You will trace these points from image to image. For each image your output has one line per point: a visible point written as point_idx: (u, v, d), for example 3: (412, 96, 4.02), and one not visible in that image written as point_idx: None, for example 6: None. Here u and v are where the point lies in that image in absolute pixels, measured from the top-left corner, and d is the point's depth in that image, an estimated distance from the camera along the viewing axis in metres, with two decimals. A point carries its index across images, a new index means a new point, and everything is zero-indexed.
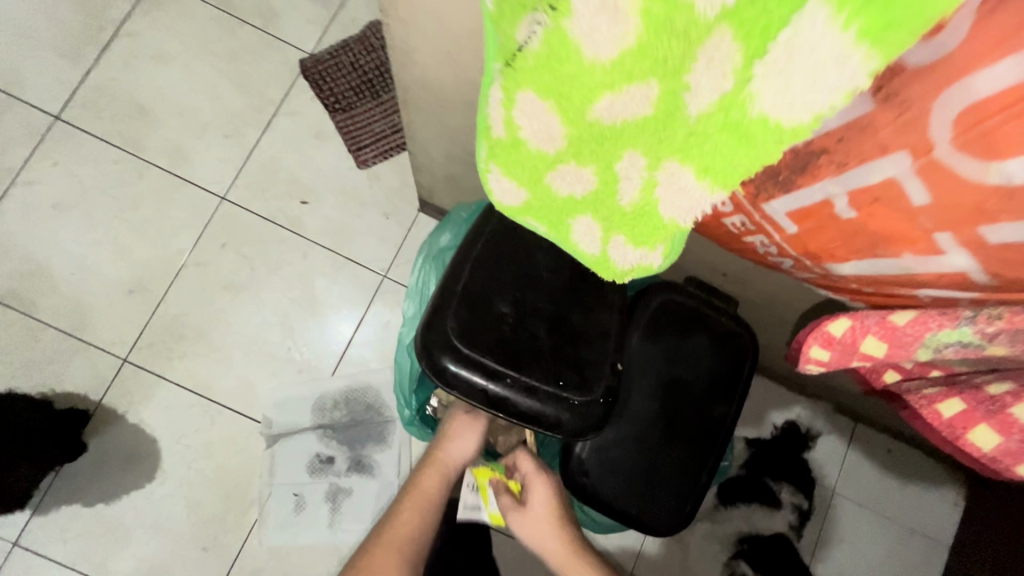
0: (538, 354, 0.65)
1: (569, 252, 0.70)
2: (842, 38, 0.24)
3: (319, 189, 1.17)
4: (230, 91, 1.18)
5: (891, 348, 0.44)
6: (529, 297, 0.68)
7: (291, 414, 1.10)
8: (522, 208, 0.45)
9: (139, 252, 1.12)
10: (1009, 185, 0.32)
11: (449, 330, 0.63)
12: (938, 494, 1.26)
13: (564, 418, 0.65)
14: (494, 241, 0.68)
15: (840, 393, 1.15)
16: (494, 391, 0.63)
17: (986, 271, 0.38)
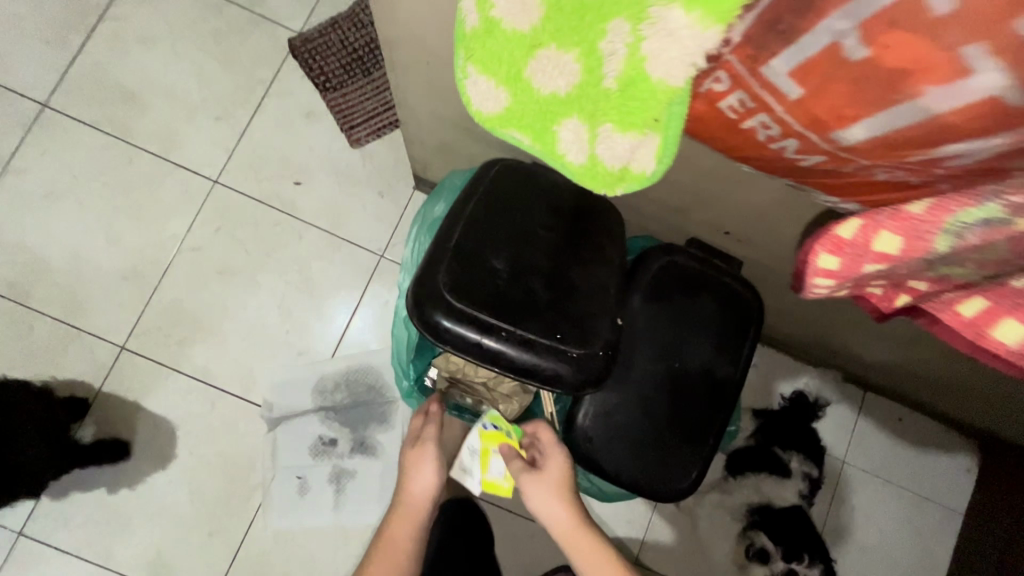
0: (534, 309, 0.63)
1: (564, 212, 0.70)
2: None
3: (312, 170, 1.15)
4: (218, 73, 1.16)
5: (908, 240, 0.39)
6: (524, 255, 0.66)
7: (291, 398, 1.09)
8: (505, 116, 0.43)
9: (133, 238, 1.10)
10: None
11: (442, 285, 0.61)
12: (950, 460, 1.25)
13: (563, 371, 0.63)
14: (488, 200, 0.67)
15: (849, 361, 1.12)
16: (490, 345, 0.61)
17: None
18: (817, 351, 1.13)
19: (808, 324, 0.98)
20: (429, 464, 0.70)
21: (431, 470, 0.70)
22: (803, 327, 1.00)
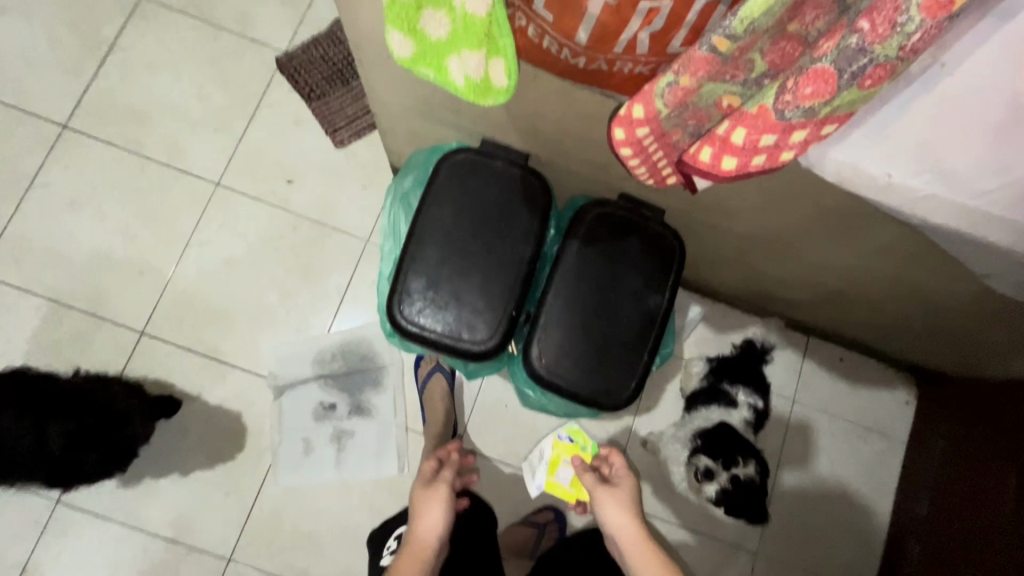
0: (469, 275, 0.85)
1: (500, 190, 0.88)
2: None
3: (302, 169, 1.31)
4: (216, 91, 1.32)
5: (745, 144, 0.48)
6: (465, 232, 0.86)
7: (293, 369, 1.23)
8: (414, 59, 0.51)
9: (147, 238, 1.25)
10: None
11: (404, 264, 0.85)
12: (890, 394, 1.38)
13: (491, 318, 0.85)
14: (438, 192, 0.87)
15: (784, 307, 1.27)
16: (438, 305, 0.84)
17: None
18: (756, 300, 1.28)
19: (738, 270, 1.13)
20: (436, 515, 0.91)
21: (437, 517, 0.90)
22: (737, 275, 1.15)
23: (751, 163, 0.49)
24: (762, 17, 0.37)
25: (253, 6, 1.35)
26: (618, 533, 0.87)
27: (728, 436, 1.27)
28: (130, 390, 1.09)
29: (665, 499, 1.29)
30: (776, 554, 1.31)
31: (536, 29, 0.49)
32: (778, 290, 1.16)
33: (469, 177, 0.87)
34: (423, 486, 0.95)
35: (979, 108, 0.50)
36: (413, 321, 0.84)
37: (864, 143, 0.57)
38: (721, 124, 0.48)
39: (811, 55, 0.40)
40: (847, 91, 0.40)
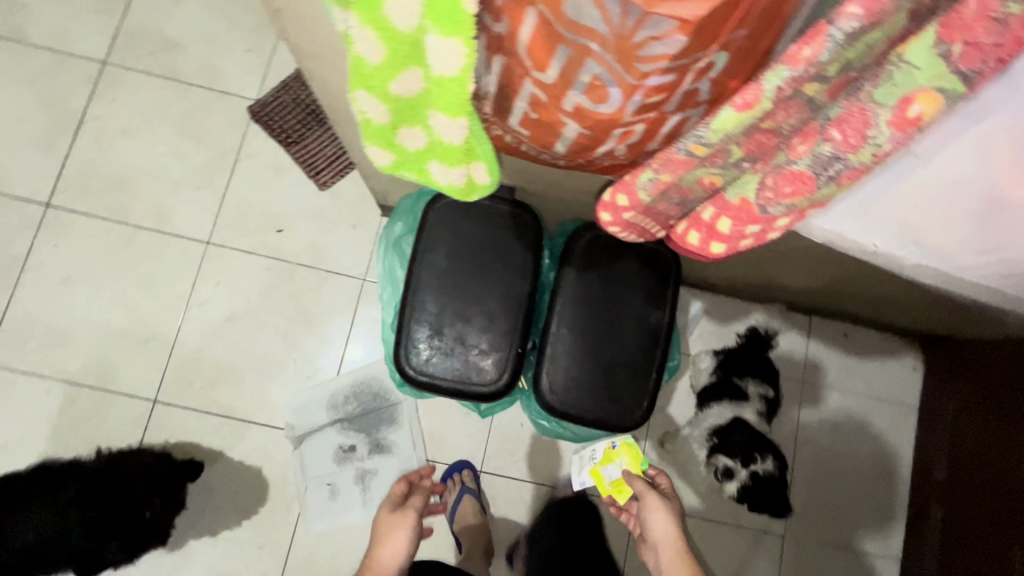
0: (471, 316, 0.86)
1: (491, 226, 0.88)
2: (448, 44, 0.36)
3: (290, 216, 1.31)
4: (193, 149, 1.32)
5: (733, 228, 0.50)
6: (462, 273, 0.87)
7: (309, 416, 1.24)
8: (396, 166, 0.52)
9: (146, 305, 1.26)
10: (704, 51, 0.36)
11: (407, 313, 0.86)
12: (897, 362, 1.40)
13: (498, 356, 0.85)
14: (430, 236, 0.87)
15: (785, 293, 1.28)
16: (443, 349, 0.85)
17: (715, 84, 0.40)
18: (755, 289, 1.29)
19: (735, 267, 1.14)
20: (396, 541, 0.95)
21: (398, 544, 0.95)
22: (733, 270, 1.16)
23: (739, 246, 0.52)
24: (735, 128, 0.38)
25: (218, 58, 1.34)
26: (662, 540, 0.87)
27: (732, 433, 1.20)
28: (163, 457, 1.12)
29: (688, 495, 1.31)
30: (803, 533, 1.34)
31: (514, 137, 0.53)
32: (777, 281, 1.17)
33: (459, 217, 0.87)
34: (392, 513, 1.00)
35: (940, 187, 0.50)
36: (422, 369, 0.85)
37: (847, 216, 0.60)
38: (705, 208, 0.52)
39: (787, 156, 0.41)
40: (827, 188, 0.41)
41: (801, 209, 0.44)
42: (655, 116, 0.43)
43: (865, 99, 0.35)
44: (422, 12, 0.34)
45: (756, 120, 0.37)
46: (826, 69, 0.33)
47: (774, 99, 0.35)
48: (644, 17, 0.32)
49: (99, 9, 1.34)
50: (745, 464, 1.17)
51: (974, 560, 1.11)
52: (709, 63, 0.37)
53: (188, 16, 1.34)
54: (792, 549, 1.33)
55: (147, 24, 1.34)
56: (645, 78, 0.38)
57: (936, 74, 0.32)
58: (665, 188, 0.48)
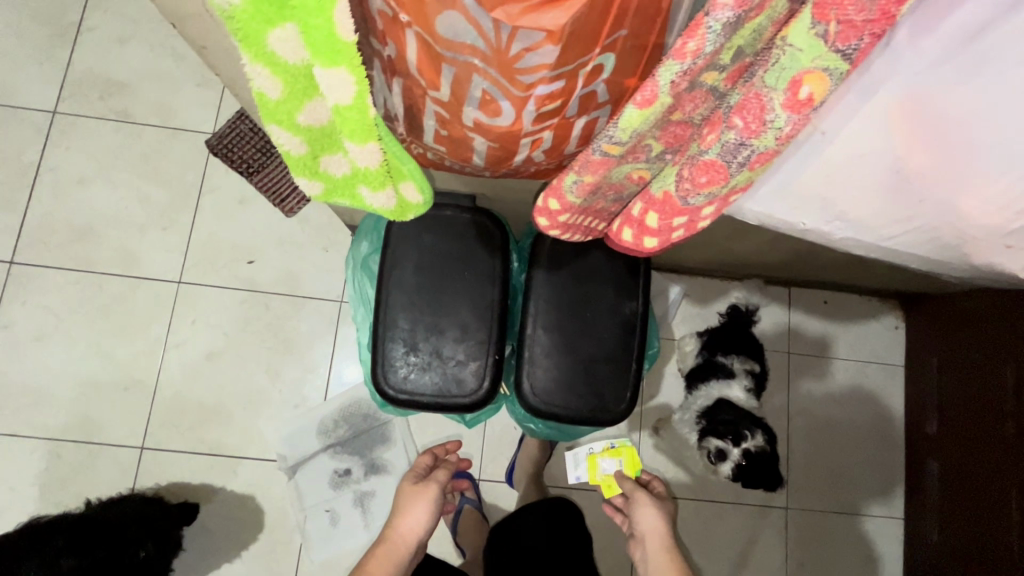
0: (444, 328, 0.85)
1: (455, 236, 0.87)
2: (338, 74, 0.37)
3: (260, 246, 1.30)
4: (154, 190, 1.30)
5: (660, 224, 0.49)
6: (430, 285, 0.86)
7: (300, 445, 1.23)
8: (332, 200, 0.54)
9: (124, 352, 1.24)
10: (586, 54, 0.36)
11: (380, 331, 0.85)
12: (879, 323, 1.41)
13: (477, 365, 0.85)
14: (394, 252, 0.87)
15: (760, 268, 1.29)
16: (420, 364, 0.85)
17: (611, 85, 0.41)
18: (730, 267, 1.30)
19: (707, 249, 1.14)
20: (418, 510, 0.98)
21: (418, 515, 0.97)
22: (705, 252, 1.16)
23: (672, 239, 0.51)
24: (643, 123, 0.38)
25: (169, 95, 1.32)
26: (647, 532, 0.92)
27: (723, 410, 1.20)
28: (147, 500, 1.10)
29: (688, 478, 1.32)
30: (805, 504, 1.34)
31: (434, 153, 0.54)
32: (749, 257, 1.17)
33: (422, 230, 0.87)
34: (415, 483, 1.02)
35: (864, 168, 0.53)
36: (401, 388, 0.84)
37: (772, 199, 0.60)
38: (634, 204, 0.51)
39: (699, 146, 0.40)
40: (740, 176, 0.40)
41: (722, 196, 0.43)
42: (558, 121, 0.44)
43: (761, 87, 0.34)
44: (303, 46, 0.36)
45: (660, 113, 0.38)
46: (721, 54, 0.34)
47: (672, 94, 0.35)
48: (515, 31, 0.33)
49: (42, 59, 1.32)
50: (736, 442, 1.18)
51: (972, 509, 1.13)
52: (598, 64, 0.38)
53: (134, 56, 1.33)
54: (796, 520, 1.34)
55: (93, 68, 1.32)
56: (534, 87, 0.39)
57: (818, 55, 0.32)
58: (587, 189, 0.48)
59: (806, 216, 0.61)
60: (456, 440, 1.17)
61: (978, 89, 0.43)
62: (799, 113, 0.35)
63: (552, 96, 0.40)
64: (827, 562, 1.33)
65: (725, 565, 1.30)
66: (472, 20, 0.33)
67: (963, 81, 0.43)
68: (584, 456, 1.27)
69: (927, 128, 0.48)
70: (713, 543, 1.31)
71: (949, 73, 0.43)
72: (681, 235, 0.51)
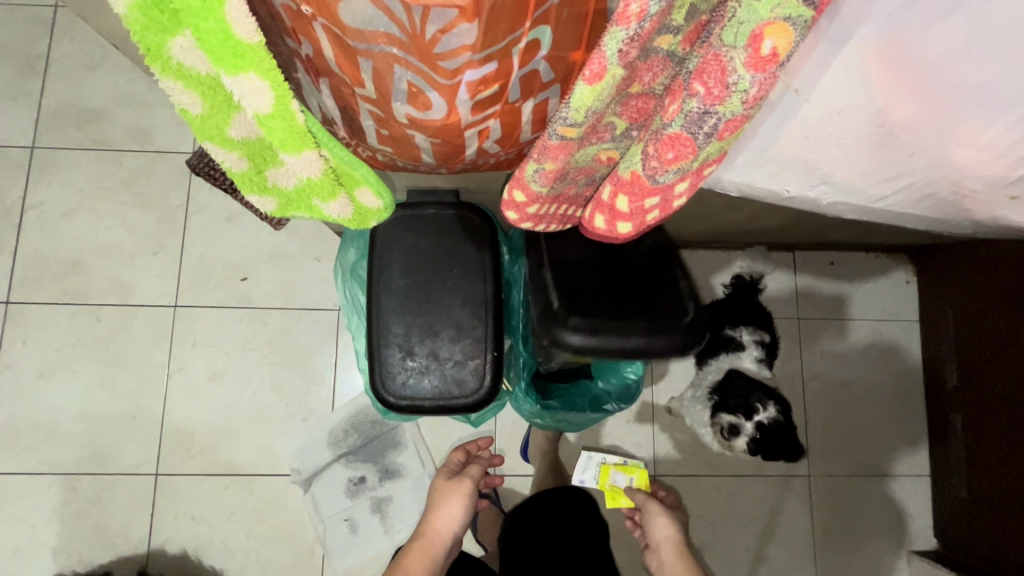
0: (439, 328, 0.83)
1: (441, 234, 0.85)
2: (247, 83, 0.37)
3: (251, 262, 1.28)
4: (140, 215, 1.29)
5: (634, 206, 0.46)
6: (420, 286, 0.84)
7: (312, 457, 1.23)
8: (287, 212, 0.54)
9: (128, 381, 1.24)
10: (515, 29, 0.34)
11: (374, 339, 0.83)
12: (889, 279, 1.38)
13: (477, 362, 0.84)
14: (380, 256, 0.84)
15: (761, 234, 1.25)
16: (418, 368, 0.83)
17: (550, 62, 0.39)
18: (730, 237, 1.27)
19: (702, 220, 1.11)
20: (455, 503, 0.98)
21: (454, 509, 0.97)
22: (703, 224, 1.13)
23: (648, 220, 0.48)
24: (596, 101, 0.36)
25: (145, 118, 1.31)
26: (662, 541, 0.98)
27: (734, 385, 1.22)
28: None
29: (705, 454, 1.30)
30: (827, 469, 1.32)
31: (384, 155, 0.50)
32: (748, 224, 1.14)
33: (406, 231, 0.85)
34: (448, 479, 1.03)
35: (851, 121, 0.51)
36: (402, 394, 0.82)
37: (750, 164, 0.59)
38: (603, 188, 0.49)
39: (662, 120, 0.38)
40: (709, 146, 0.37)
41: (695, 169, 0.40)
42: (501, 108, 0.42)
43: (720, 47, 0.32)
44: (203, 55, 0.36)
45: (616, 87, 0.35)
46: (675, 10, 0.31)
47: (622, 65, 0.33)
48: (426, 11, 0.31)
49: (14, 94, 1.30)
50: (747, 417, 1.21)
51: (998, 460, 1.10)
52: (532, 39, 0.36)
53: (106, 82, 1.31)
54: (819, 486, 1.32)
55: (66, 99, 1.30)
56: (463, 72, 0.36)
57: (778, 2, 0.28)
58: (552, 177, 0.45)
59: (787, 181, 0.61)
60: (488, 437, 1.17)
61: (959, 26, 0.41)
62: (769, 71, 0.32)
63: (485, 81, 0.38)
64: (853, 524, 1.31)
65: (750, 538, 1.29)
66: (381, 7, 0.31)
67: (940, 21, 0.41)
68: (597, 462, 1.22)
69: (905, 75, 0.45)
70: (736, 517, 1.29)
71: (923, 11, 0.40)
72: (657, 216, 0.48)
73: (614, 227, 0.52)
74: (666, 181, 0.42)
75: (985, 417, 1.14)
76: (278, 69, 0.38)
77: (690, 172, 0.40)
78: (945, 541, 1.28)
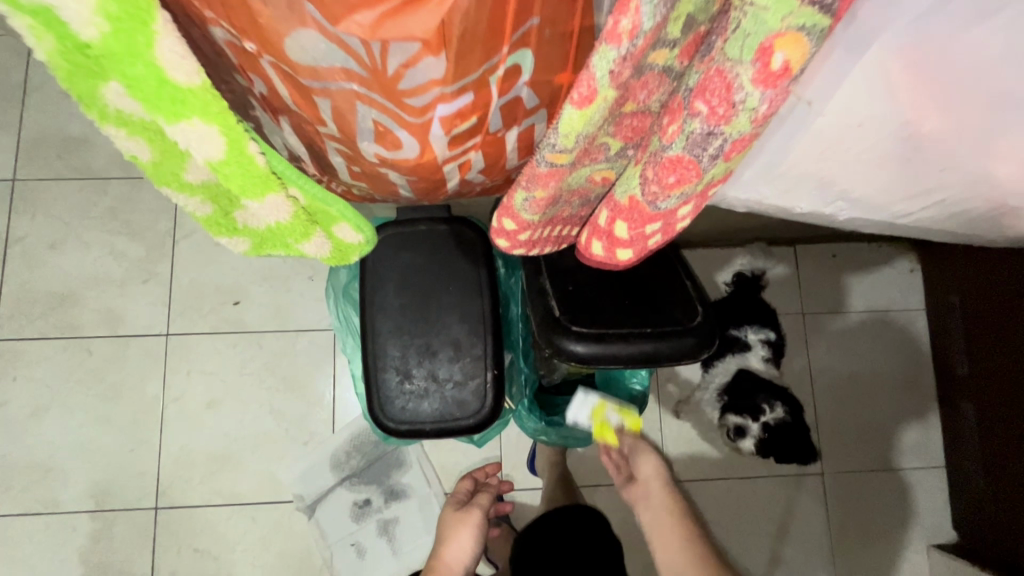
0: (437, 349, 0.81)
1: (434, 250, 0.83)
2: (194, 127, 0.38)
3: (243, 285, 1.26)
4: (128, 243, 1.26)
5: (631, 230, 0.44)
6: (415, 305, 0.81)
7: (315, 482, 1.20)
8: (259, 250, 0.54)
9: (123, 414, 1.21)
10: (493, 57, 0.34)
11: (371, 363, 0.81)
12: (892, 268, 1.35)
13: (478, 382, 0.81)
14: (372, 276, 0.82)
15: (761, 229, 1.23)
16: (417, 391, 0.80)
17: (530, 85, 0.38)
18: (729, 234, 1.24)
19: (701, 219, 1.08)
20: (462, 537, 0.97)
21: (463, 543, 0.96)
22: (702, 223, 1.11)
23: (648, 246, 0.46)
24: (586, 125, 0.33)
25: None
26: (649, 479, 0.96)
27: (746, 385, 1.28)
28: None
29: (715, 456, 1.28)
30: (841, 466, 1.30)
31: (359, 188, 0.53)
32: (748, 221, 1.11)
33: (398, 250, 0.82)
34: (456, 511, 1.01)
35: (868, 132, 0.50)
36: (402, 419, 0.80)
37: (757, 181, 0.58)
38: (599, 211, 0.46)
39: (661, 140, 0.35)
40: (714, 168, 0.35)
41: (698, 193, 0.38)
42: (479, 135, 0.42)
43: (724, 62, 0.29)
44: (138, 104, 0.37)
45: (608, 107, 0.32)
46: (671, 23, 0.28)
47: (615, 86, 0.30)
48: (385, 46, 0.30)
49: None
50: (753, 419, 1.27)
51: (1015, 449, 1.07)
52: (512, 63, 0.35)
53: None
54: (833, 483, 1.29)
55: (46, 127, 1.28)
56: (433, 106, 0.36)
57: (790, 10, 0.26)
58: (544, 204, 0.43)
59: (796, 196, 0.60)
60: (496, 463, 1.15)
61: (991, 33, 0.39)
62: (779, 89, 0.29)
63: (457, 111, 0.38)
64: (870, 520, 1.28)
65: (766, 539, 1.26)
66: (342, 45, 0.31)
67: (980, 21, 0.39)
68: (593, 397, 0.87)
69: (934, 81, 0.44)
70: (751, 520, 1.27)
71: (959, 14, 0.38)
72: (659, 240, 0.45)
73: (612, 252, 0.49)
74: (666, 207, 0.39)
75: (999, 405, 1.11)
76: (223, 114, 0.38)
77: (694, 195, 0.38)
78: (964, 533, 1.25)
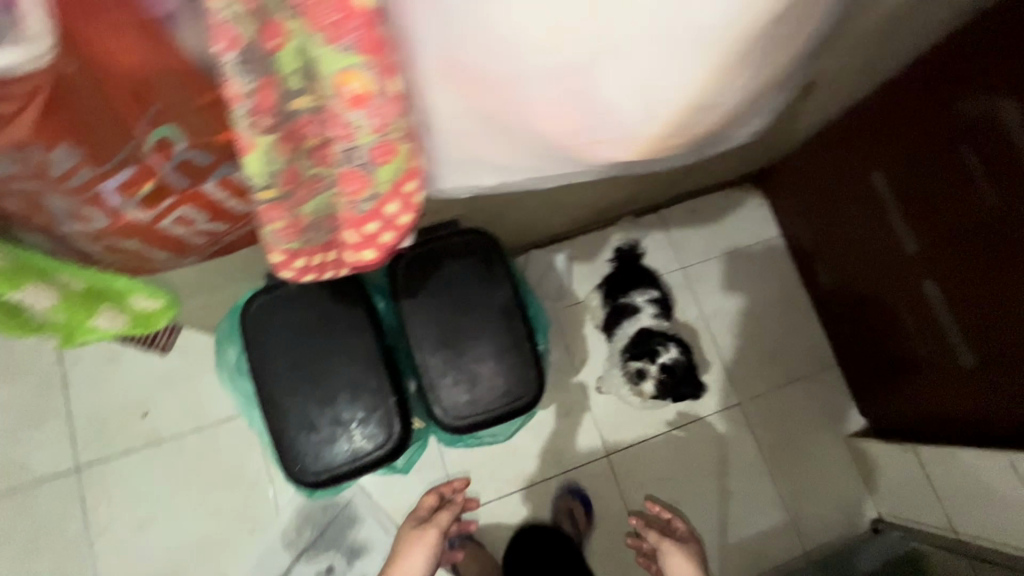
0: (335, 395, 0.85)
1: (308, 304, 0.87)
2: None
3: (149, 395, 1.23)
4: (11, 389, 1.21)
5: (360, 237, 0.51)
6: (304, 360, 0.85)
7: (271, 567, 1.18)
8: (73, 331, 0.76)
9: (47, 566, 1.14)
10: (129, 126, 0.44)
11: (275, 426, 0.84)
12: (745, 207, 1.52)
13: (381, 413, 0.85)
14: (255, 345, 0.85)
15: (622, 204, 1.36)
16: (326, 439, 0.84)
17: (197, 154, 0.49)
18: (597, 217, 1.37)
19: (560, 210, 1.19)
20: (418, 555, 1.02)
21: (419, 561, 1.01)
22: (565, 214, 1.22)
23: (388, 241, 0.52)
24: (267, 165, 0.41)
25: None
26: None
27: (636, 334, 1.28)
28: None
29: (645, 418, 1.37)
30: (755, 391, 1.42)
31: (125, 259, 0.64)
32: (602, 200, 1.24)
33: (274, 313, 0.86)
34: (414, 527, 1.05)
35: (477, 103, 0.48)
36: (319, 470, 0.83)
37: (458, 168, 0.58)
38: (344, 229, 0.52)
39: (330, 166, 0.44)
40: (372, 168, 0.43)
41: (385, 193, 0.46)
42: (175, 195, 0.54)
43: (335, 108, 0.38)
44: None
45: (286, 149, 0.41)
46: (284, 78, 0.36)
47: (265, 132, 0.38)
48: (17, 149, 0.42)
49: None
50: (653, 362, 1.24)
51: (882, 329, 1.22)
52: (158, 140, 0.46)
53: None
54: (754, 408, 1.41)
55: None
56: (99, 181, 0.49)
57: (327, 55, 0.34)
58: (292, 236, 0.50)
59: (567, 121, 0.48)
60: (463, 476, 1.18)
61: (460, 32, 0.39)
62: (377, 100, 0.37)
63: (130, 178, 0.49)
64: (794, 431, 1.40)
65: (711, 479, 1.36)
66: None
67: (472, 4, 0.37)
68: None
69: (469, 71, 0.43)
70: (693, 465, 1.36)
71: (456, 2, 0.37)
72: (394, 236, 0.52)
73: (369, 260, 0.55)
74: (374, 201, 0.47)
75: (855, 295, 1.28)
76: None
77: (373, 195, 0.46)
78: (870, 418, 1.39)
